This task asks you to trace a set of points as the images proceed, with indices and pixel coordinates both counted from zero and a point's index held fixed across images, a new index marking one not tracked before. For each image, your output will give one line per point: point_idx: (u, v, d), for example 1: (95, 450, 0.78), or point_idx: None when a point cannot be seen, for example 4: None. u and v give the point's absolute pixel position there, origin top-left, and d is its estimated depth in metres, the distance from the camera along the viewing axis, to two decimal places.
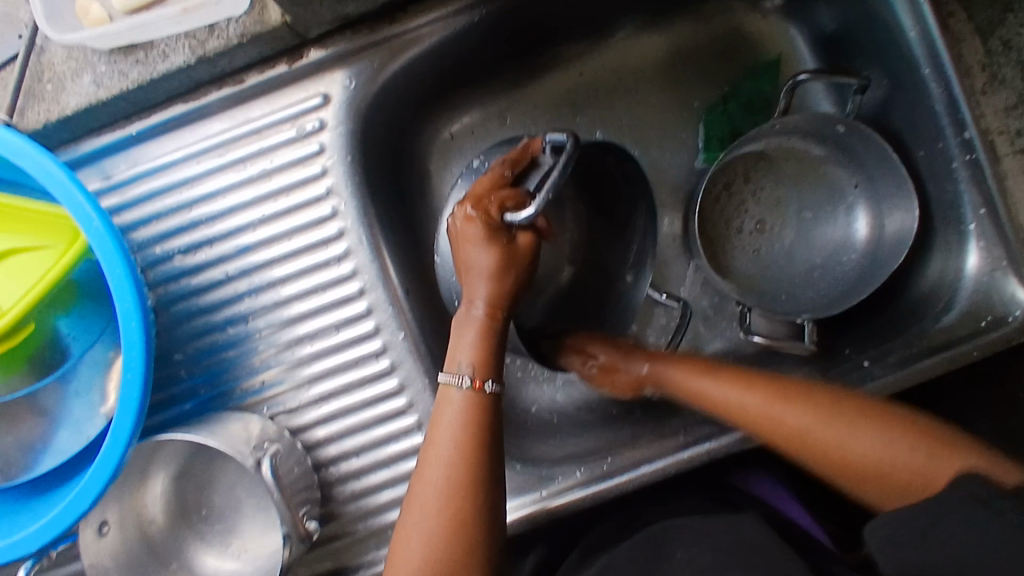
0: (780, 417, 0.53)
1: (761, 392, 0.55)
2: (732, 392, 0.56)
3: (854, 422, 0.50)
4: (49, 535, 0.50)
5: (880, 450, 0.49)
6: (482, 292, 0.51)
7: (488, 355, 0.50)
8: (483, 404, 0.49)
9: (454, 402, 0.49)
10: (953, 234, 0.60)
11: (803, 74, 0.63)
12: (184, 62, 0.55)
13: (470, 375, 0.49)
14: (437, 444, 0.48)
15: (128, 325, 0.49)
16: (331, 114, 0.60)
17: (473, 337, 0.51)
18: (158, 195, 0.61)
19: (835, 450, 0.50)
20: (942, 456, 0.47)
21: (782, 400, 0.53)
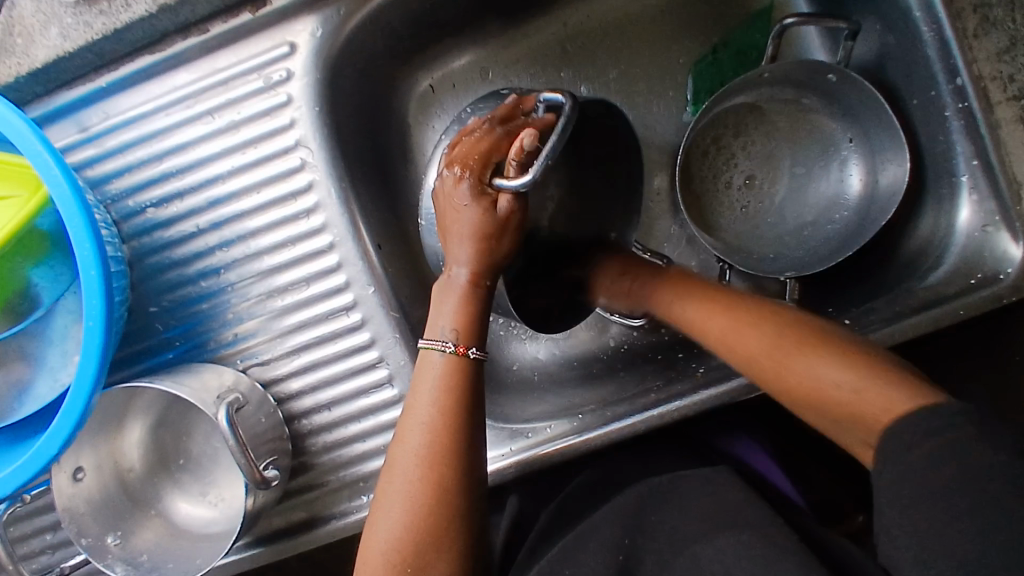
0: (737, 334, 0.49)
1: (729, 318, 0.51)
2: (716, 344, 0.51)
3: (815, 348, 0.44)
4: (21, 478, 0.51)
5: (835, 380, 0.42)
6: (466, 257, 0.50)
7: (471, 321, 0.50)
8: (466, 368, 0.48)
9: (433, 366, 0.48)
10: (945, 186, 0.58)
11: (790, 18, 0.60)
12: (146, 12, 0.55)
13: (454, 341, 0.49)
14: (417, 408, 0.47)
15: (88, 273, 0.49)
16: (297, 64, 0.59)
17: (455, 303, 0.50)
18: (129, 148, 0.60)
19: (775, 361, 0.45)
20: (891, 400, 0.39)
21: (744, 322, 0.49)
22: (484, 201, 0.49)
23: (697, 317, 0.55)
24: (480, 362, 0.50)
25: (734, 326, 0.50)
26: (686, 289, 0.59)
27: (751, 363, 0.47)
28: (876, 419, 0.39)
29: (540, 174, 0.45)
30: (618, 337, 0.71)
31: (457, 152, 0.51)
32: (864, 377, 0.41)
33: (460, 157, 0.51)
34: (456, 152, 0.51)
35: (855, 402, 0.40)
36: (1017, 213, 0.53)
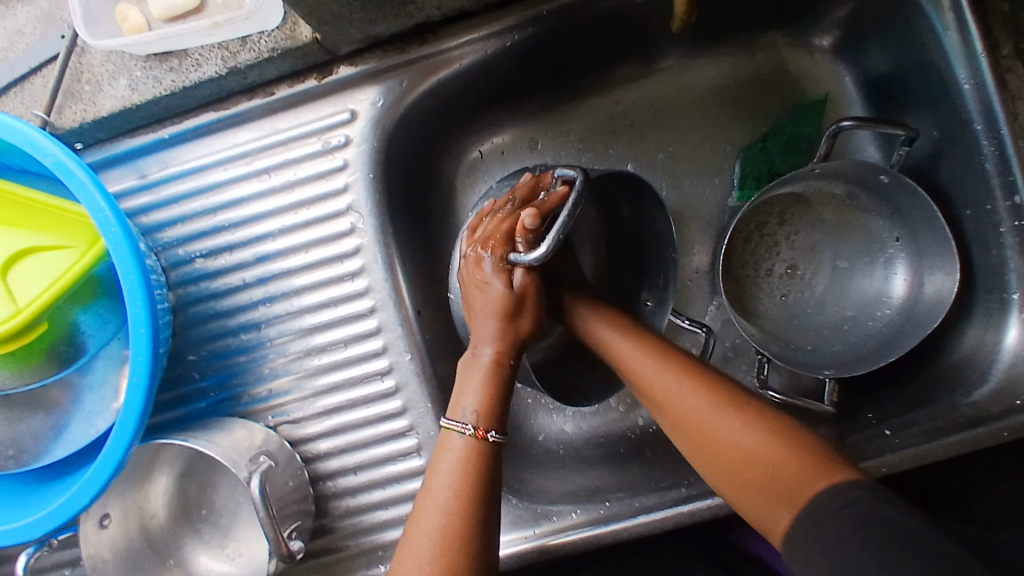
0: (670, 386, 0.49)
1: (670, 374, 0.50)
2: (674, 397, 0.49)
3: (728, 402, 0.47)
4: (50, 524, 0.52)
5: (734, 438, 0.45)
6: (490, 335, 0.50)
7: (494, 402, 0.49)
8: (484, 451, 0.47)
9: (455, 448, 0.47)
10: (994, 300, 0.57)
11: (846, 121, 0.60)
12: (215, 73, 0.55)
13: (474, 422, 0.47)
14: (434, 491, 0.45)
15: (136, 330, 0.50)
16: (356, 131, 0.60)
17: (479, 382, 0.49)
18: (185, 198, 0.62)
19: (693, 415, 0.48)
20: (792, 468, 0.41)
21: (632, 359, 0.52)
22: (505, 277, 0.50)
23: (646, 368, 0.52)
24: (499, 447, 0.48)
25: (664, 374, 0.50)
26: (626, 345, 0.54)
27: (688, 415, 0.48)
28: (791, 499, 0.40)
29: (552, 248, 0.45)
30: (645, 418, 0.70)
31: (480, 231, 0.52)
32: (765, 440, 0.44)
33: (482, 236, 0.52)
34: (479, 231, 0.52)
35: (765, 468, 0.43)
36: None
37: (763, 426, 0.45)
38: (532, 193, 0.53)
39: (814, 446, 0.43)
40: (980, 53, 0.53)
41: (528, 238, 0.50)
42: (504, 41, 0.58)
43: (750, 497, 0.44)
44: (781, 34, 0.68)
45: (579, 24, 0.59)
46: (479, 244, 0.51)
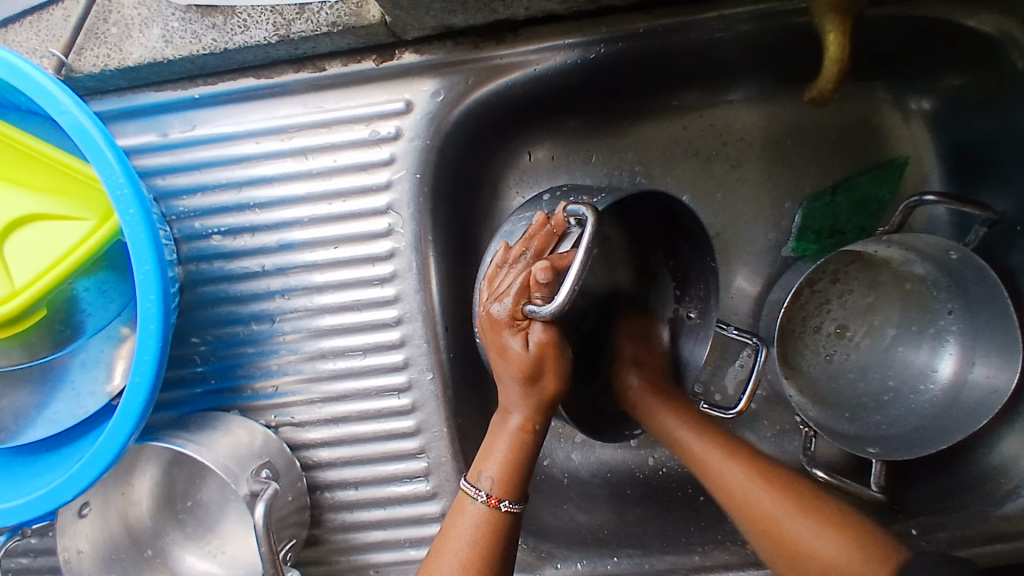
0: (725, 472, 0.53)
1: (769, 496, 0.51)
2: (749, 487, 0.51)
3: (803, 505, 0.50)
4: (27, 515, 0.47)
5: (828, 551, 0.47)
6: (517, 400, 0.47)
7: (514, 471, 0.46)
8: (498, 523, 0.45)
9: (468, 514, 0.46)
10: None
11: (931, 195, 0.55)
12: (264, 40, 0.49)
13: (487, 490, 0.46)
14: (440, 557, 0.44)
15: (146, 327, 0.44)
16: (409, 125, 0.54)
17: (503, 447, 0.47)
18: (209, 166, 0.55)
19: (767, 520, 0.50)
20: (855, 571, 0.46)
21: (747, 473, 0.52)
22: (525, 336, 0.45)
23: (736, 485, 0.52)
24: (516, 516, 0.46)
25: (728, 467, 0.53)
26: (688, 433, 0.55)
27: (752, 515, 0.51)
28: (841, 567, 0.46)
29: (568, 298, 0.40)
30: (658, 457, 0.67)
31: (495, 286, 0.47)
32: (838, 545, 0.47)
33: (495, 291, 0.46)
34: (491, 286, 0.47)
35: (845, 573, 0.46)
36: None
37: (837, 525, 0.48)
38: (547, 242, 0.46)
39: (877, 528, 0.48)
40: None
41: (543, 290, 0.44)
42: (587, 53, 0.52)
43: (784, 562, 0.50)
44: (877, 84, 0.62)
45: (672, 47, 0.53)
46: (489, 302, 0.46)
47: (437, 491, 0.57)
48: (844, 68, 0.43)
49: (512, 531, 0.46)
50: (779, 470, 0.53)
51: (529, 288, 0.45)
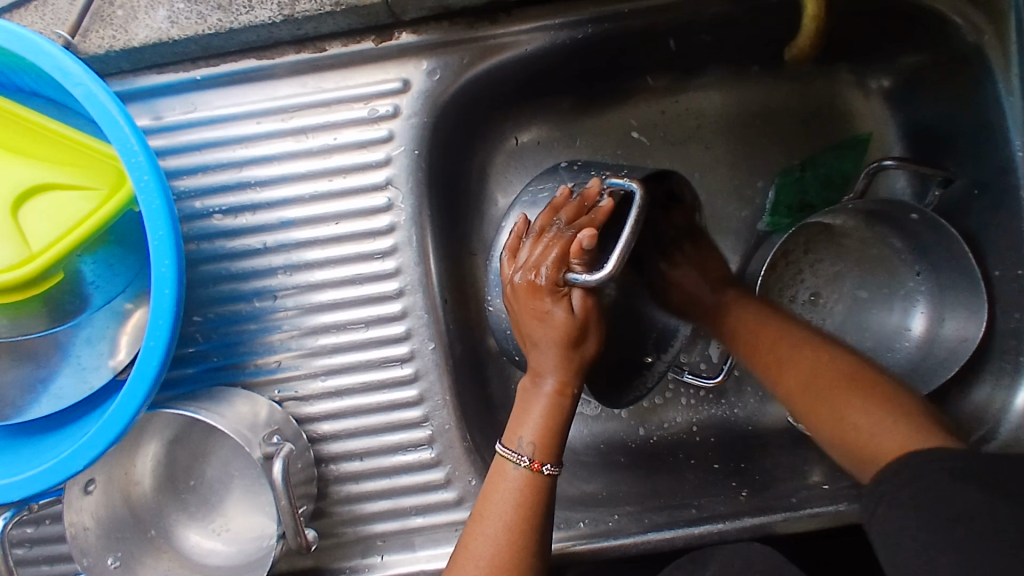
0: (799, 358, 0.50)
1: (811, 360, 0.49)
2: (816, 367, 0.49)
3: (874, 394, 0.45)
4: (35, 487, 0.47)
5: (868, 423, 0.43)
6: (553, 366, 0.49)
7: (552, 434, 0.49)
8: (539, 485, 0.48)
9: (509, 479, 0.48)
10: (1008, 362, 0.58)
11: (890, 161, 0.60)
12: (268, 19, 0.51)
13: (529, 456, 0.48)
14: (486, 519, 0.47)
15: (160, 292, 0.45)
16: (407, 103, 0.56)
17: (542, 412, 0.49)
18: (211, 147, 0.57)
19: (830, 397, 0.46)
20: (927, 438, 0.40)
21: (804, 357, 0.50)
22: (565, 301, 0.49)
23: (803, 379, 0.49)
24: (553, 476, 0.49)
25: (809, 356, 0.50)
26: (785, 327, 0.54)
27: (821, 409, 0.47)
28: (887, 449, 0.41)
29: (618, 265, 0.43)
30: (647, 428, 0.69)
31: (525, 256, 0.50)
32: (894, 416, 0.43)
33: (529, 261, 0.49)
34: (524, 255, 0.49)
35: (882, 452, 0.41)
36: None
37: (888, 405, 0.44)
38: (578, 211, 0.50)
39: (922, 408, 0.44)
40: None
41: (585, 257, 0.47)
42: (575, 33, 0.56)
43: (846, 455, 0.45)
44: (839, 67, 0.67)
45: (655, 27, 0.56)
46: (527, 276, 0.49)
47: (441, 459, 0.59)
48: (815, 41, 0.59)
49: (549, 491, 0.49)
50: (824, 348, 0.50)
51: (566, 256, 0.48)
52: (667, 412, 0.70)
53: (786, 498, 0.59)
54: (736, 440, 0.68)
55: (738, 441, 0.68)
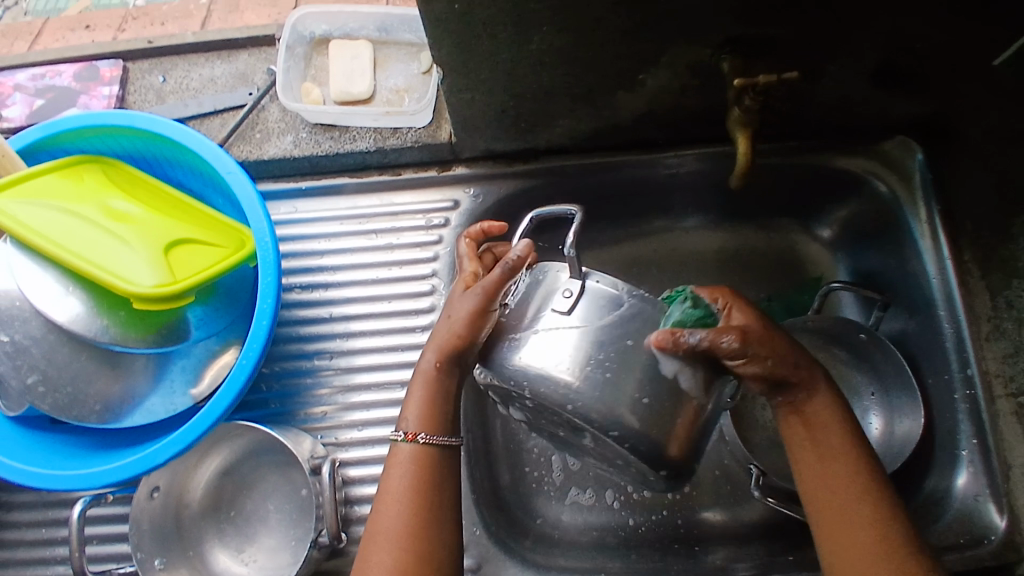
0: (840, 492, 0.52)
1: (857, 495, 0.52)
2: (855, 504, 0.51)
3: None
4: (122, 475, 0.58)
5: None
6: (434, 345, 0.57)
7: (432, 412, 0.57)
8: (426, 454, 0.56)
9: (404, 457, 0.56)
10: (946, 456, 0.68)
11: (837, 283, 0.75)
12: (366, 147, 0.70)
13: (404, 428, 0.57)
14: (388, 498, 0.55)
15: (260, 322, 0.61)
16: (455, 216, 0.74)
17: (427, 392, 0.57)
18: (301, 239, 0.74)
19: (849, 539, 0.50)
20: None
21: (855, 489, 0.52)
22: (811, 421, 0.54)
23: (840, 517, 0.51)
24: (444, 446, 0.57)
25: (851, 498, 0.51)
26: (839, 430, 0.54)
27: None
28: None
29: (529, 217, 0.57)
30: (635, 518, 0.77)
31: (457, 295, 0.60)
32: None
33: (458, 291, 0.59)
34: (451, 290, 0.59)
35: None
36: (1004, 491, 0.65)
37: None
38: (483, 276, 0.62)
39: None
40: (947, 258, 0.70)
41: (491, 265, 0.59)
42: (587, 175, 0.74)
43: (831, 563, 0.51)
44: (794, 223, 0.83)
45: (647, 176, 0.75)
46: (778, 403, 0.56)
47: None
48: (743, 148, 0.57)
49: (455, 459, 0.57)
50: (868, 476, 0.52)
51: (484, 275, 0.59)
52: (653, 505, 0.78)
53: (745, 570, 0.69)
54: (715, 532, 0.76)
55: (717, 533, 0.76)
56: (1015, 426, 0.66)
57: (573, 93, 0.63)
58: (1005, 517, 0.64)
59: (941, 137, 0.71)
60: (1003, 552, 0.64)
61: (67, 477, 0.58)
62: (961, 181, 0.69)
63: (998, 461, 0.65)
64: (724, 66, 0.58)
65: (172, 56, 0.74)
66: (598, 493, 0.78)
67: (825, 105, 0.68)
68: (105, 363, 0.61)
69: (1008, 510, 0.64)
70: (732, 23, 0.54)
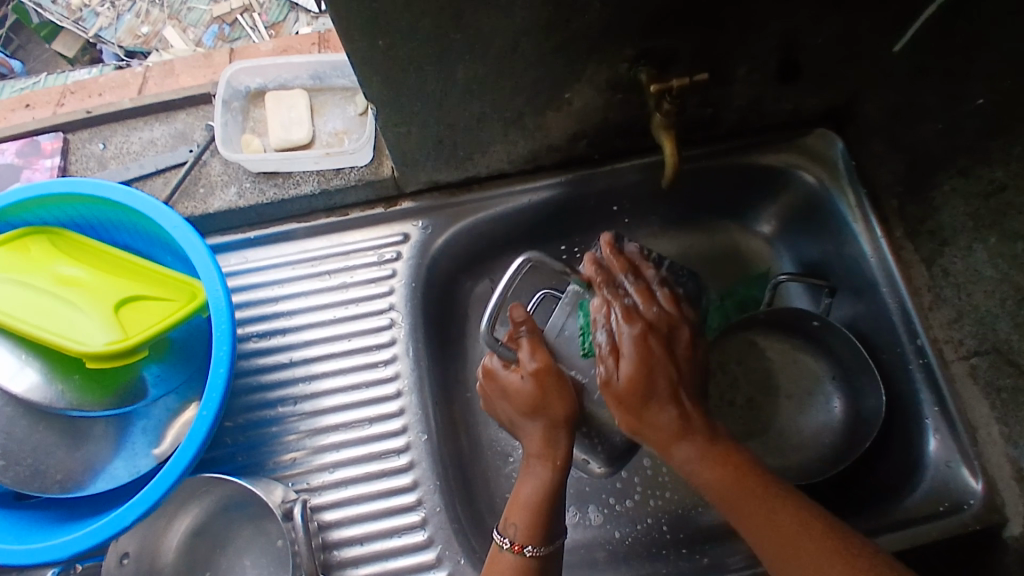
0: (705, 472, 0.54)
1: (742, 480, 0.53)
2: (732, 488, 0.53)
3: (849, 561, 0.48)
4: (85, 543, 0.56)
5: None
6: (539, 442, 0.59)
7: (534, 513, 0.56)
8: (527, 566, 0.55)
9: (507, 566, 0.55)
10: (912, 426, 0.69)
11: (783, 276, 0.76)
12: (311, 190, 0.71)
13: (511, 538, 0.56)
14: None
15: (216, 369, 0.60)
16: (407, 249, 0.76)
17: (537, 495, 0.57)
18: (254, 288, 0.74)
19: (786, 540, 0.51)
20: None
21: (702, 455, 0.55)
22: (619, 350, 0.57)
23: (720, 487, 0.54)
24: (541, 556, 0.56)
25: (711, 471, 0.54)
26: (664, 368, 0.56)
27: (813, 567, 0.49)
28: None
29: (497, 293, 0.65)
30: (622, 531, 0.77)
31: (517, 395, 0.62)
32: None
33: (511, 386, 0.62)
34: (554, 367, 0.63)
35: None
36: (975, 454, 0.65)
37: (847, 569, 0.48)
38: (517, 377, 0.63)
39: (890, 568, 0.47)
40: (881, 236, 0.73)
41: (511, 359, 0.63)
42: (532, 195, 0.76)
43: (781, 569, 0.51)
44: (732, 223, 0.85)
45: (589, 191, 0.77)
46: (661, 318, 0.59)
47: (432, 539, 0.67)
48: (672, 155, 0.60)
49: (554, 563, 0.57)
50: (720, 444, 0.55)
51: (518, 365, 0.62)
52: (638, 516, 0.78)
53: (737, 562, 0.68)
54: (703, 533, 0.76)
55: (705, 534, 0.76)
56: (972, 388, 0.66)
57: (503, 117, 0.65)
58: (980, 479, 0.65)
59: (856, 123, 0.74)
60: (984, 515, 0.64)
61: (31, 551, 0.57)
62: (882, 163, 0.72)
63: (963, 425, 0.66)
64: (641, 74, 0.61)
65: (111, 123, 0.75)
66: (581, 509, 0.78)
67: (743, 107, 0.70)
68: (65, 431, 0.60)
69: (982, 471, 0.65)
70: (640, 37, 0.57)
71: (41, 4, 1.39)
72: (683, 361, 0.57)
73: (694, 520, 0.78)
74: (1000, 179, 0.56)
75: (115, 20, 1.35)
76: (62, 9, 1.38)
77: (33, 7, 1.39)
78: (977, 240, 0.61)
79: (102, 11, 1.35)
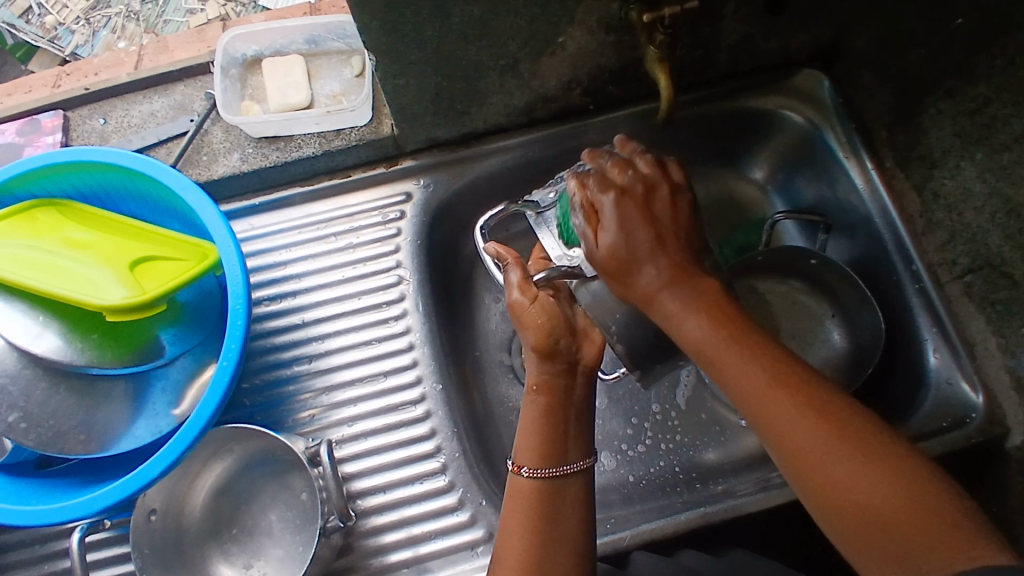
0: (738, 359, 0.49)
1: (761, 368, 0.48)
2: (760, 378, 0.48)
3: (868, 449, 0.43)
4: (112, 497, 0.57)
5: (854, 479, 0.43)
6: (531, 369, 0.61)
7: (526, 437, 0.59)
8: (539, 487, 0.57)
9: (519, 487, 0.58)
10: (912, 350, 0.71)
11: (780, 214, 0.77)
12: (313, 152, 0.72)
13: (512, 459, 0.59)
14: (513, 518, 0.57)
15: (234, 322, 0.61)
16: (410, 207, 0.77)
17: (534, 421, 0.59)
18: (262, 253, 0.75)
19: (807, 443, 0.45)
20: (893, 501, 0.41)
21: (735, 355, 0.49)
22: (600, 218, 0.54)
23: (704, 341, 0.50)
24: (538, 476, 0.57)
25: (748, 362, 0.48)
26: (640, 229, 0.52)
27: (797, 453, 0.45)
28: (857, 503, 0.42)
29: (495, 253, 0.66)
30: (635, 473, 0.79)
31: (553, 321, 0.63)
32: (878, 475, 0.42)
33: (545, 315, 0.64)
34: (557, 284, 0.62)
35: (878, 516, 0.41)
36: (974, 369, 0.68)
37: (859, 454, 0.43)
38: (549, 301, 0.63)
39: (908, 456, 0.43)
40: (871, 169, 0.75)
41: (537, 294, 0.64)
42: (530, 149, 0.78)
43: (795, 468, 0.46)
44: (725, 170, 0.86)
45: (584, 143, 0.79)
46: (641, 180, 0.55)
47: (453, 484, 0.69)
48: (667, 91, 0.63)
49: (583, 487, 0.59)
50: (749, 329, 0.50)
51: None
52: (650, 458, 0.80)
53: (750, 489, 0.70)
54: (714, 470, 0.78)
55: (716, 470, 0.78)
56: (968, 306, 0.68)
57: (499, 65, 0.67)
58: (980, 392, 0.67)
59: (843, 58, 0.75)
60: (987, 427, 0.66)
61: (61, 509, 0.57)
62: (870, 96, 0.74)
63: (961, 342, 0.68)
64: (632, 15, 0.62)
65: (110, 98, 0.76)
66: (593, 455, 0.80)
67: (731, 47, 0.72)
68: (85, 393, 0.61)
69: (981, 385, 0.67)
70: None
71: (15, 23, 1.18)
72: (667, 228, 0.53)
73: (704, 459, 0.80)
74: (983, 95, 0.60)
75: (92, 38, 1.15)
76: (36, 27, 1.17)
77: (6, 28, 1.19)
78: (965, 157, 0.64)
79: (77, 26, 1.15)
